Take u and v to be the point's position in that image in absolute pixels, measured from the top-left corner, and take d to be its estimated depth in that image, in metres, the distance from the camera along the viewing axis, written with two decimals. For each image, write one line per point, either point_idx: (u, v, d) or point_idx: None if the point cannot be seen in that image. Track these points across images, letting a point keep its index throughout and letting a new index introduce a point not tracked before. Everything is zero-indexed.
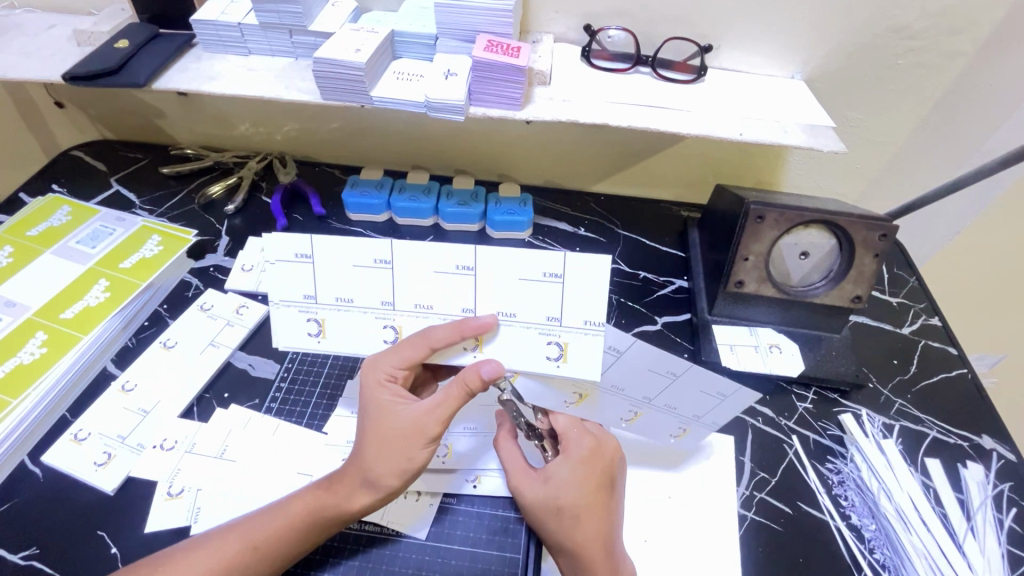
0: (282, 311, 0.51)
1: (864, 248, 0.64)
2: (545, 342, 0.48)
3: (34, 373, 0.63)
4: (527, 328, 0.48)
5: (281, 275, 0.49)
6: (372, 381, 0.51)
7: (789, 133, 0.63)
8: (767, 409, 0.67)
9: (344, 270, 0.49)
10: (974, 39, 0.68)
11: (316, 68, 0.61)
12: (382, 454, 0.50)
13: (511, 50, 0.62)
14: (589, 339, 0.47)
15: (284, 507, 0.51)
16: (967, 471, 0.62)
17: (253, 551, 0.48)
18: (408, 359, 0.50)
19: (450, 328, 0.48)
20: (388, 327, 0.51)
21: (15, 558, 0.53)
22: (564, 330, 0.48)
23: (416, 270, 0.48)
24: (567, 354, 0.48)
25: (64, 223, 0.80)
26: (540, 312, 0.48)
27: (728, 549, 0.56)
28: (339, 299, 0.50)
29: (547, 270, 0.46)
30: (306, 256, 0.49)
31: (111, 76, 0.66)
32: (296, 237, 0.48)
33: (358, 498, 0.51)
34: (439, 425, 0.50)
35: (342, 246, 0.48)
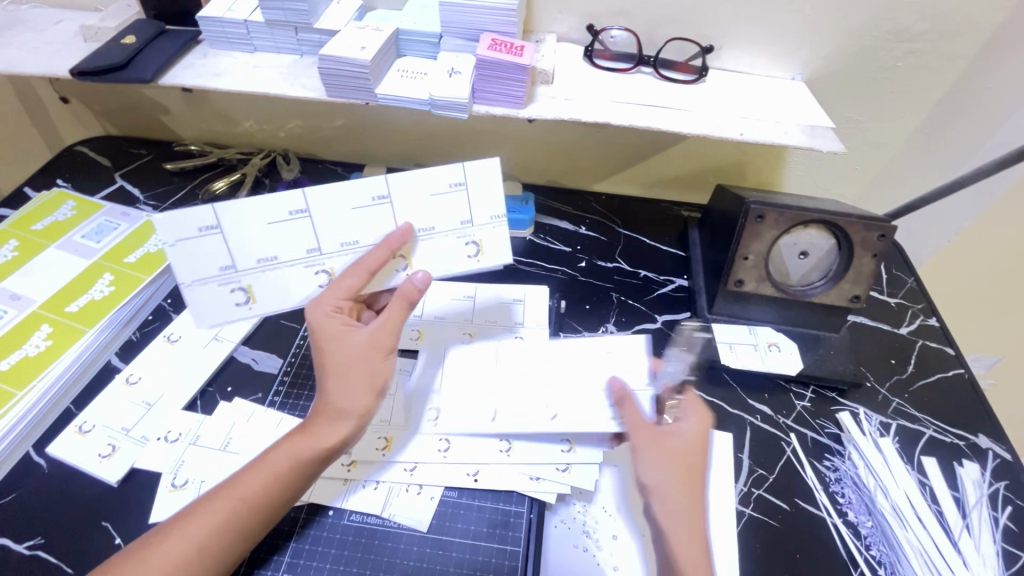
0: (201, 289, 0.53)
1: (862, 248, 0.65)
2: (464, 245, 0.57)
3: (39, 365, 0.63)
4: (445, 236, 0.56)
5: (190, 250, 0.51)
6: (317, 316, 0.52)
7: (788, 133, 0.64)
8: (766, 407, 0.67)
9: (261, 231, 0.52)
10: (972, 42, 0.68)
11: (322, 65, 0.61)
12: (346, 380, 0.51)
13: (515, 48, 0.63)
14: (496, 231, 0.57)
15: (265, 458, 0.51)
16: (963, 469, 0.63)
17: (243, 505, 0.48)
18: (350, 288, 0.52)
19: (381, 249, 0.53)
20: (321, 274, 0.55)
21: (20, 547, 0.53)
22: (476, 228, 0.57)
23: (331, 211, 0.53)
24: (482, 249, 0.57)
25: (69, 218, 0.80)
26: (453, 218, 0.56)
27: (727, 544, 0.57)
28: (260, 261, 0.53)
29: (450, 181, 0.55)
30: (211, 227, 0.51)
31: (118, 72, 0.66)
32: (197, 210, 0.50)
33: (334, 430, 0.51)
34: (392, 337, 0.53)
35: (263, 204, 0.52)
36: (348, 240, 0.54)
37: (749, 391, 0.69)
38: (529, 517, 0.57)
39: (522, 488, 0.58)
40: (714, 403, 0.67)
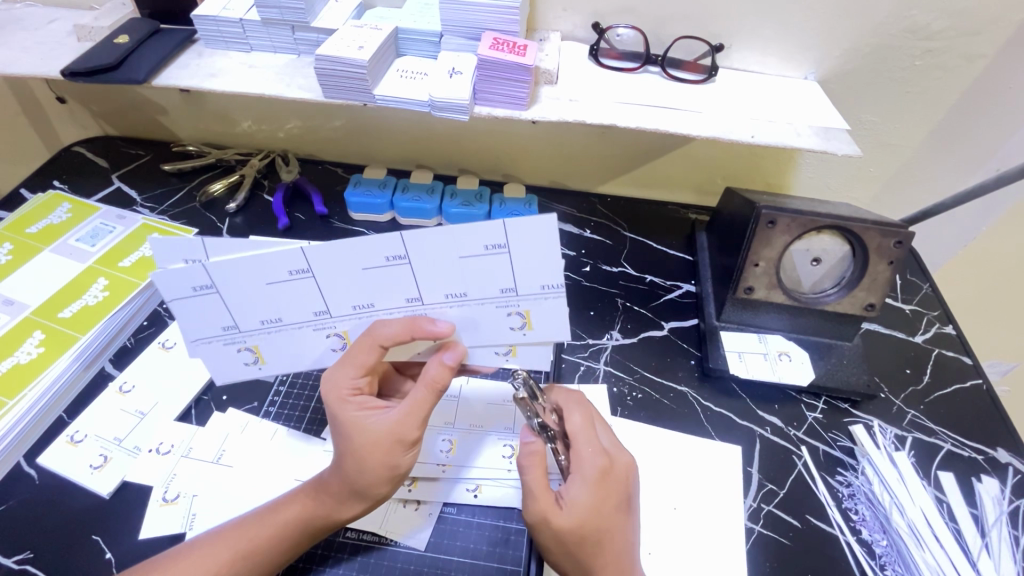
0: (206, 347, 0.50)
1: (877, 255, 0.63)
2: (506, 316, 0.47)
3: (31, 373, 0.62)
4: (482, 304, 0.47)
5: (188, 310, 0.47)
6: (334, 399, 0.49)
7: (802, 136, 0.61)
8: (776, 418, 0.65)
9: (257, 290, 0.46)
10: (994, 41, 0.66)
11: (318, 65, 0.59)
12: (361, 469, 0.48)
13: (518, 48, 0.61)
14: (547, 302, 0.46)
15: (272, 513, 0.50)
16: (982, 485, 0.60)
17: (246, 559, 0.48)
18: (363, 364, 0.48)
19: (400, 329, 0.47)
20: (331, 337, 0.50)
21: (8, 561, 0.52)
22: (522, 298, 0.46)
23: (342, 272, 0.45)
24: (528, 322, 0.48)
25: (63, 221, 0.79)
26: (492, 285, 0.45)
27: (735, 562, 0.55)
28: (264, 322, 0.48)
29: (486, 243, 0.42)
30: (206, 287, 0.45)
31: (111, 72, 0.65)
32: (190, 272, 0.44)
33: (346, 507, 0.50)
34: (416, 428, 0.49)
35: (251, 265, 0.44)
36: (360, 304, 0.47)
37: (758, 402, 0.66)
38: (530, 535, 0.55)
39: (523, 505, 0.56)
40: (722, 414, 0.65)
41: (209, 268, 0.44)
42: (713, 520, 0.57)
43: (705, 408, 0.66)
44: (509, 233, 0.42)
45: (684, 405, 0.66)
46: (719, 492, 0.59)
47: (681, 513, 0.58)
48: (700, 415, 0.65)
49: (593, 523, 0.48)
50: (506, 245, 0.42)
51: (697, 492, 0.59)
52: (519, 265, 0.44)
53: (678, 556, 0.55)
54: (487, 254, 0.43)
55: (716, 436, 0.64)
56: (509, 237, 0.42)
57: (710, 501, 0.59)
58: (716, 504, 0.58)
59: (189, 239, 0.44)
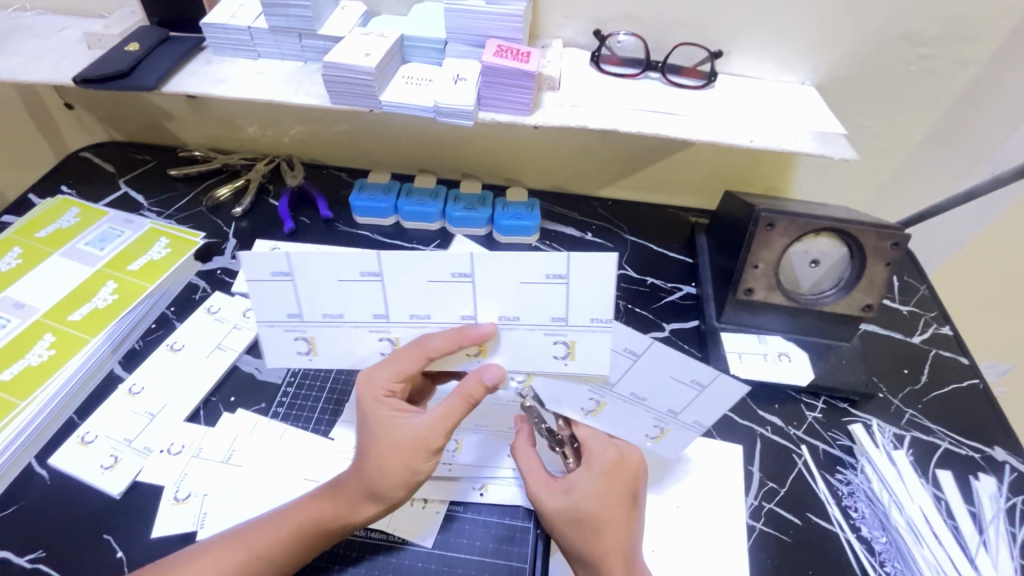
0: (268, 332, 0.49)
1: (875, 257, 0.64)
2: (552, 343, 0.48)
3: (42, 375, 0.63)
4: (531, 331, 0.47)
5: (264, 294, 0.47)
6: (367, 398, 0.50)
7: (799, 140, 0.63)
8: (776, 418, 0.66)
9: (331, 285, 0.46)
10: (986, 47, 0.67)
11: (325, 71, 0.61)
12: (384, 470, 0.49)
13: (521, 55, 0.62)
14: (593, 336, 0.47)
15: (287, 516, 0.51)
16: (979, 483, 0.61)
17: (260, 559, 0.49)
18: (404, 371, 0.49)
19: (448, 338, 0.47)
20: (383, 340, 0.51)
21: (21, 561, 0.53)
22: (571, 329, 0.47)
23: (407, 281, 0.46)
24: (573, 352, 0.48)
25: (72, 225, 0.80)
26: (545, 312, 0.46)
27: (736, 558, 0.56)
28: (326, 316, 0.48)
29: (549, 272, 0.44)
30: (286, 273, 0.46)
31: (121, 79, 0.66)
32: (274, 258, 0.44)
33: (363, 509, 0.51)
34: (443, 436, 0.49)
35: (330, 259, 0.45)
36: (417, 313, 0.48)
37: (759, 402, 0.67)
38: (535, 532, 0.56)
39: (528, 503, 0.57)
40: (723, 414, 0.66)
41: (293, 258, 0.44)
42: (714, 518, 0.58)
43: None
44: (572, 266, 0.44)
45: None
46: (721, 490, 0.60)
47: (684, 511, 0.59)
48: None
49: (597, 510, 0.49)
50: (567, 277, 0.44)
51: (699, 490, 0.60)
52: (573, 298, 0.45)
53: (680, 553, 0.56)
54: (546, 283, 0.45)
55: (717, 435, 0.64)
56: (573, 270, 0.44)
57: (712, 500, 0.60)
58: (718, 502, 0.59)
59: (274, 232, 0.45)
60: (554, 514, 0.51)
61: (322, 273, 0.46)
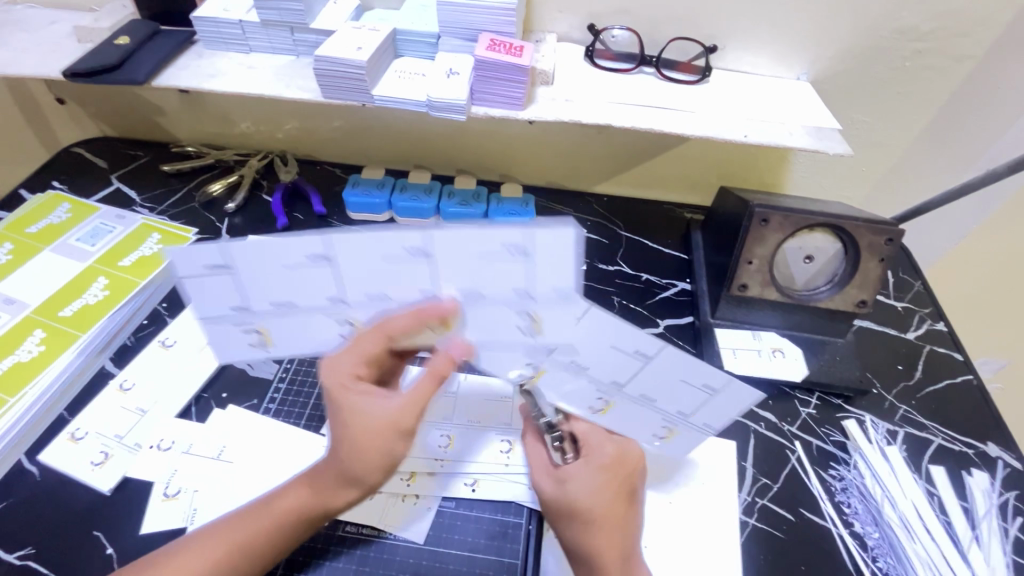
0: (214, 325, 0.49)
1: (869, 253, 0.64)
2: (517, 317, 0.46)
3: (31, 371, 0.62)
4: (495, 306, 0.46)
5: (202, 288, 0.46)
6: (333, 383, 0.48)
7: (794, 135, 0.62)
8: (770, 414, 0.66)
9: (275, 273, 0.45)
10: (982, 42, 0.67)
11: (317, 65, 0.60)
12: (355, 455, 0.48)
13: (514, 49, 0.61)
14: (559, 310, 0.45)
15: (267, 506, 0.51)
16: (972, 479, 0.61)
17: (242, 550, 0.48)
18: (367, 353, 0.48)
19: (408, 317, 0.47)
20: (344, 324, 0.49)
21: (10, 557, 0.53)
22: (536, 303, 0.45)
23: (362, 260, 0.44)
24: (537, 325, 0.47)
25: (63, 220, 0.79)
26: (506, 288, 0.44)
27: (728, 554, 0.56)
28: (277, 305, 0.47)
29: (507, 244, 0.42)
30: (223, 265, 0.45)
31: (111, 73, 0.65)
32: (206, 250, 0.43)
33: (341, 494, 0.50)
34: (415, 417, 0.48)
35: (268, 248, 0.43)
36: (376, 293, 0.46)
37: (752, 398, 0.67)
38: (528, 528, 0.56)
39: (521, 499, 0.57)
40: None
41: (228, 248, 0.43)
42: (708, 514, 0.58)
43: None
44: (533, 239, 0.42)
45: None
46: (714, 486, 0.60)
47: (677, 507, 0.59)
48: None
49: (594, 503, 0.49)
50: (528, 251, 0.42)
51: (692, 486, 0.60)
52: (535, 272, 0.44)
53: (672, 549, 0.56)
54: (506, 258, 0.43)
55: (711, 431, 0.64)
56: (532, 243, 0.42)
57: (705, 496, 0.59)
58: (711, 498, 0.59)
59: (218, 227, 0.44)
60: (552, 505, 0.51)
61: (260, 261, 0.44)
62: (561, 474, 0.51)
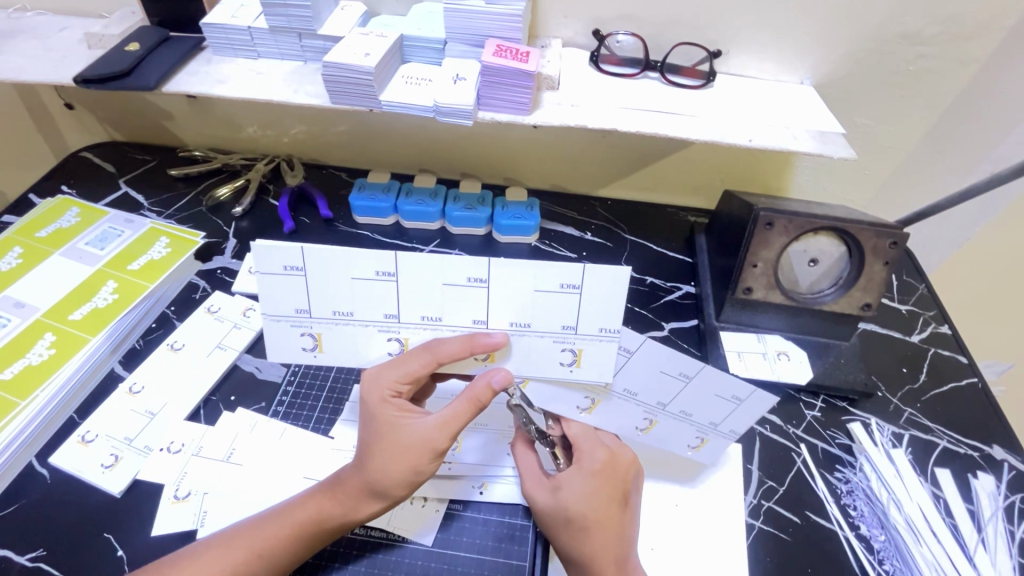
0: (275, 325, 0.49)
1: (874, 256, 0.64)
2: (559, 350, 0.49)
3: (42, 374, 0.63)
4: (542, 338, 0.48)
5: (273, 287, 0.47)
6: (374, 398, 0.50)
7: (798, 139, 0.63)
8: (775, 417, 0.66)
9: (343, 283, 0.46)
10: (986, 47, 0.67)
11: (325, 71, 0.61)
12: (388, 468, 0.49)
13: (520, 54, 0.62)
14: (602, 346, 0.48)
15: (286, 514, 0.51)
16: (978, 481, 0.62)
17: (263, 559, 0.49)
18: (411, 372, 0.49)
19: (460, 344, 0.48)
20: (393, 340, 0.51)
21: (22, 559, 0.53)
22: (579, 338, 0.48)
23: (422, 282, 0.46)
24: (579, 360, 0.49)
25: (73, 224, 0.80)
26: (556, 320, 0.47)
27: (734, 555, 0.56)
28: (336, 313, 0.48)
29: (563, 281, 0.45)
30: (297, 267, 0.46)
31: (122, 79, 0.66)
32: (288, 251, 0.45)
33: (363, 505, 0.51)
34: (448, 439, 0.50)
35: (342, 256, 0.45)
36: (430, 315, 0.48)
37: None
38: (535, 530, 0.56)
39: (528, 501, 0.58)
40: None
41: (305, 252, 0.44)
42: (714, 517, 0.58)
43: None
44: (587, 278, 0.45)
45: None
46: (720, 489, 0.60)
47: (683, 510, 0.60)
48: None
49: (586, 510, 0.49)
50: (579, 287, 0.45)
51: (698, 488, 0.60)
52: (586, 308, 0.46)
53: (677, 552, 0.57)
54: (561, 292, 0.46)
55: None
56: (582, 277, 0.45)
57: (710, 498, 0.60)
58: (717, 502, 0.60)
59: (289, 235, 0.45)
60: (546, 512, 0.51)
61: (332, 268, 0.46)
62: (554, 482, 0.51)
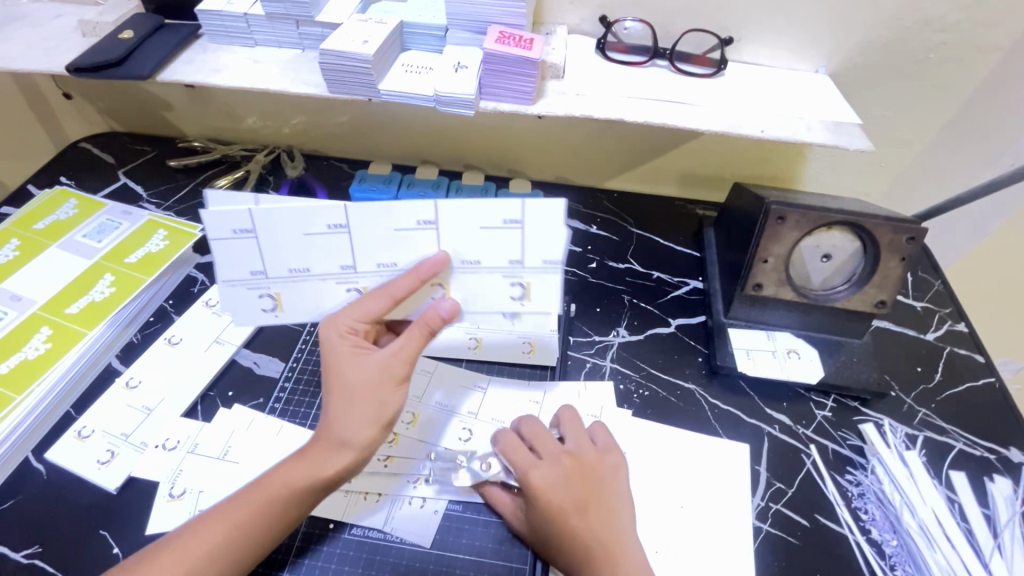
0: (232, 290, 0.53)
1: (889, 252, 0.62)
2: (509, 285, 0.53)
3: (38, 368, 0.62)
4: (492, 273, 0.52)
5: (226, 252, 0.50)
6: (331, 336, 0.49)
7: (812, 130, 0.60)
8: (784, 417, 0.64)
9: (297, 240, 0.50)
10: (1010, 33, 0.64)
11: (323, 59, 0.59)
12: (350, 406, 0.48)
13: (524, 41, 0.60)
14: (546, 276, 0.52)
15: (260, 483, 0.49)
16: (994, 485, 0.60)
17: (240, 529, 0.47)
18: (366, 311, 0.50)
19: (407, 278, 0.50)
20: (352, 291, 0.53)
21: (17, 556, 0.52)
22: (526, 271, 0.52)
23: (373, 230, 0.49)
24: (528, 293, 0.53)
25: (70, 216, 0.79)
26: (503, 256, 0.51)
27: (741, 559, 0.55)
28: (291, 271, 0.51)
29: (505, 217, 0.49)
30: (246, 230, 0.49)
31: (115, 68, 0.65)
32: (239, 213, 0.48)
33: (331, 462, 0.49)
34: (406, 366, 0.49)
35: (297, 213, 0.48)
36: (385, 262, 0.51)
37: (765, 400, 0.66)
38: None
39: None
40: (729, 412, 0.65)
41: (254, 213, 0.48)
42: (720, 520, 0.57)
43: (712, 405, 0.65)
44: (527, 211, 0.48)
45: (691, 402, 0.66)
46: (727, 490, 0.59)
47: (688, 512, 0.58)
48: (707, 413, 0.65)
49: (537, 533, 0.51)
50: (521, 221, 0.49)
51: (705, 490, 0.59)
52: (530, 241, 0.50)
53: (684, 556, 0.55)
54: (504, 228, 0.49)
55: (723, 434, 0.63)
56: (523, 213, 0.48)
57: (717, 501, 0.58)
58: (723, 503, 0.58)
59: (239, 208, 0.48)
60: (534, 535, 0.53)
61: (282, 230, 0.49)
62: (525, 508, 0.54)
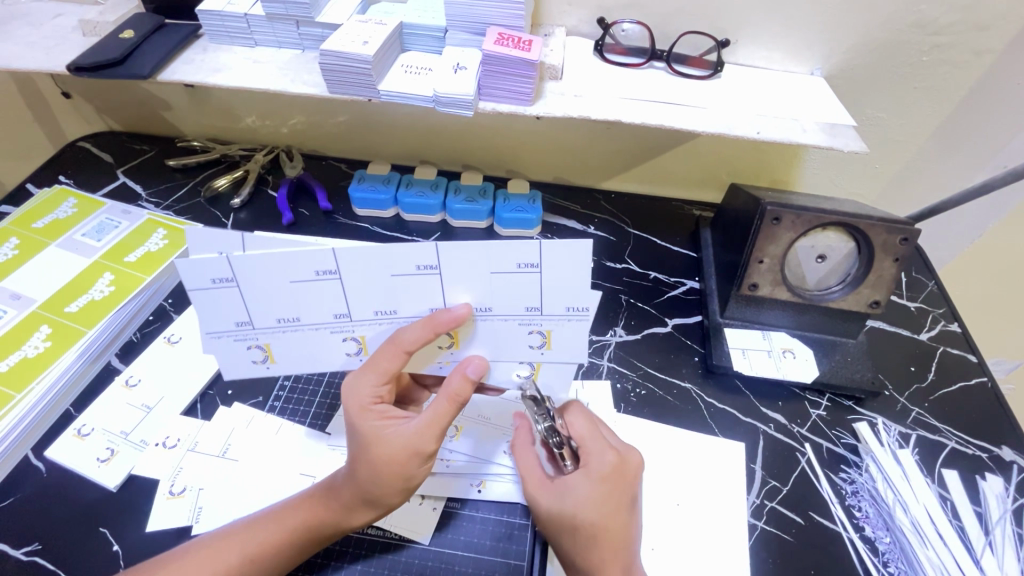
0: (218, 341, 0.51)
1: (883, 252, 0.62)
2: (527, 333, 0.50)
3: (38, 366, 0.62)
4: (506, 321, 0.49)
5: (207, 303, 0.47)
6: (355, 403, 0.49)
7: (807, 132, 0.61)
8: (779, 416, 0.65)
9: (282, 289, 0.47)
10: (1003, 36, 0.65)
11: (322, 60, 0.59)
12: (379, 481, 0.48)
13: (523, 43, 0.60)
14: (569, 324, 0.49)
15: (279, 515, 0.51)
16: (986, 483, 0.60)
17: (254, 563, 0.48)
18: (384, 372, 0.49)
19: (423, 329, 0.47)
20: (348, 340, 0.51)
21: (17, 553, 0.53)
22: (546, 319, 0.49)
23: (367, 277, 0.46)
24: (548, 341, 0.50)
25: (70, 216, 0.79)
26: (519, 303, 0.48)
27: (736, 555, 0.55)
28: (279, 320, 0.49)
29: (521, 261, 0.45)
30: (227, 280, 0.46)
31: (115, 67, 0.65)
32: (214, 264, 0.45)
33: (356, 516, 0.50)
34: (433, 441, 0.49)
35: (278, 263, 0.45)
36: (384, 309, 0.49)
37: (761, 399, 0.66)
38: (534, 530, 0.56)
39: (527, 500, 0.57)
40: (724, 411, 0.65)
41: (232, 262, 0.45)
42: (716, 517, 0.58)
43: (708, 404, 0.66)
44: (546, 254, 0.44)
45: (688, 401, 0.66)
46: (722, 488, 0.59)
47: (684, 509, 0.58)
48: (703, 412, 0.65)
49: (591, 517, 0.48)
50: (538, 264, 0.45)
51: (700, 488, 0.59)
52: (548, 285, 0.46)
53: (680, 553, 0.56)
54: (519, 272, 0.45)
55: (719, 432, 0.64)
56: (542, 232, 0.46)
57: (712, 498, 0.59)
58: (718, 501, 0.59)
59: (214, 260, 0.45)
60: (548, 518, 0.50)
61: (264, 278, 0.46)
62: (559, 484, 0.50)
